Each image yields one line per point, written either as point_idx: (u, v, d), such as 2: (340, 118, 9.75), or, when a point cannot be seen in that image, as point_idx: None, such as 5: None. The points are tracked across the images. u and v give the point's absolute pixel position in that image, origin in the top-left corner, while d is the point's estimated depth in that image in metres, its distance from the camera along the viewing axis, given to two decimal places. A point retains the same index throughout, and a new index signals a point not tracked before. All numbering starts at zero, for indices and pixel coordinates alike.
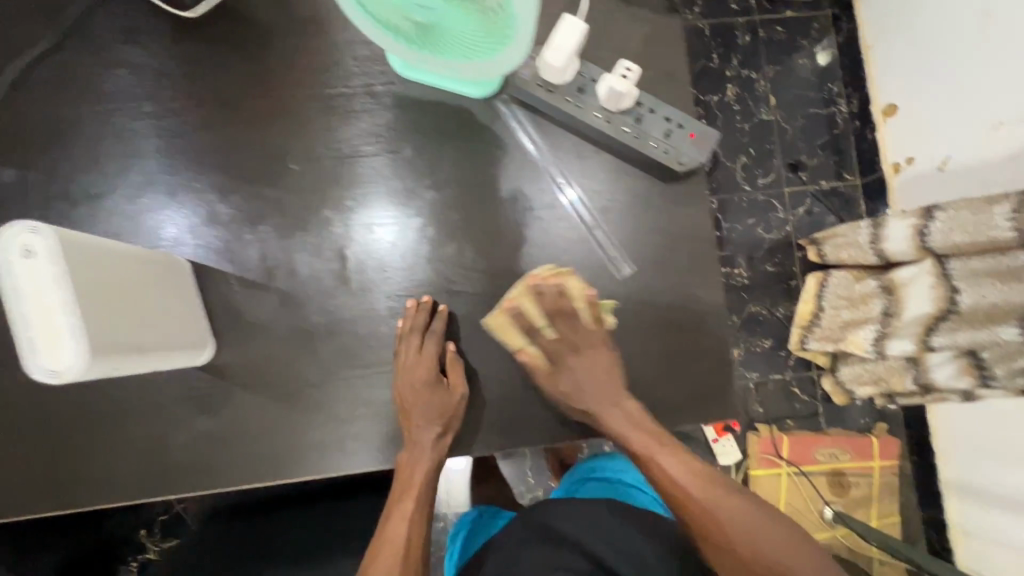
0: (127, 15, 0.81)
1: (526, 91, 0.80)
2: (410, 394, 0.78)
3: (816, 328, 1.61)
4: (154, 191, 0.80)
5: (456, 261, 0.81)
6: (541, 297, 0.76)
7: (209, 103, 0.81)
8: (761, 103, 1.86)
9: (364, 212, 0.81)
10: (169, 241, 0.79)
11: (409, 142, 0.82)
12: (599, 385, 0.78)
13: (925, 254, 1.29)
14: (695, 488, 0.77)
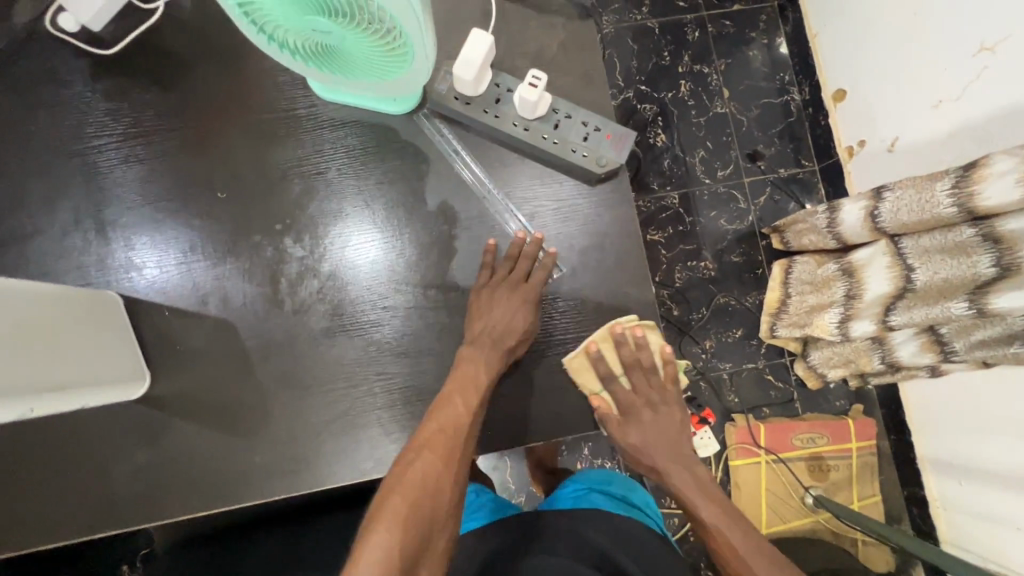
0: (46, 56, 0.81)
1: (445, 105, 0.81)
2: (492, 303, 0.79)
3: (784, 314, 1.63)
4: (86, 228, 0.80)
5: (388, 276, 0.81)
6: (622, 345, 0.82)
7: (135, 137, 0.81)
8: (716, 97, 1.88)
9: (348, 221, 0.82)
10: (102, 276, 0.79)
11: (345, 163, 0.83)
12: (663, 437, 0.87)
13: (878, 234, 1.30)
14: (737, 539, 0.80)
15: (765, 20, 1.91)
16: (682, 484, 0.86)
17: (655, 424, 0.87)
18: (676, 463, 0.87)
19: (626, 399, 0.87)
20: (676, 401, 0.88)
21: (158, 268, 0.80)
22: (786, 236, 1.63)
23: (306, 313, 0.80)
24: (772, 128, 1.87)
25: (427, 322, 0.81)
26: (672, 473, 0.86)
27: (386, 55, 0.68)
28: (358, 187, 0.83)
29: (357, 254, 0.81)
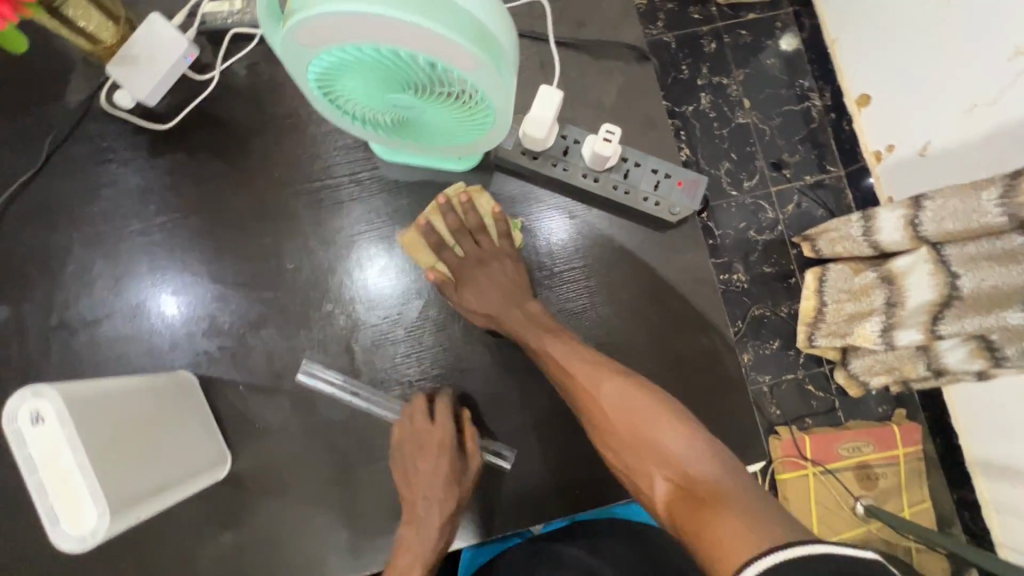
0: (104, 135, 0.80)
1: (512, 160, 0.81)
2: (415, 471, 0.73)
3: (821, 325, 1.34)
4: (155, 308, 0.79)
5: (462, 337, 0.80)
6: (449, 212, 0.77)
7: (199, 213, 0.80)
8: (737, 107, 1.63)
9: (353, 262, 0.81)
10: (175, 357, 0.78)
11: (401, 226, 0.82)
12: (502, 288, 0.76)
13: (919, 246, 1.07)
14: (702, 467, 0.58)
15: (780, 23, 1.66)
16: (561, 362, 0.70)
17: (495, 275, 0.77)
18: (511, 308, 0.75)
19: (455, 262, 0.77)
20: (510, 255, 0.78)
21: (229, 344, 0.78)
22: (818, 244, 1.33)
23: (382, 380, 0.79)
24: (795, 134, 1.62)
25: (508, 381, 0.80)
26: (506, 318, 0.75)
27: (462, 124, 0.65)
28: None
29: (422, 312, 0.80)
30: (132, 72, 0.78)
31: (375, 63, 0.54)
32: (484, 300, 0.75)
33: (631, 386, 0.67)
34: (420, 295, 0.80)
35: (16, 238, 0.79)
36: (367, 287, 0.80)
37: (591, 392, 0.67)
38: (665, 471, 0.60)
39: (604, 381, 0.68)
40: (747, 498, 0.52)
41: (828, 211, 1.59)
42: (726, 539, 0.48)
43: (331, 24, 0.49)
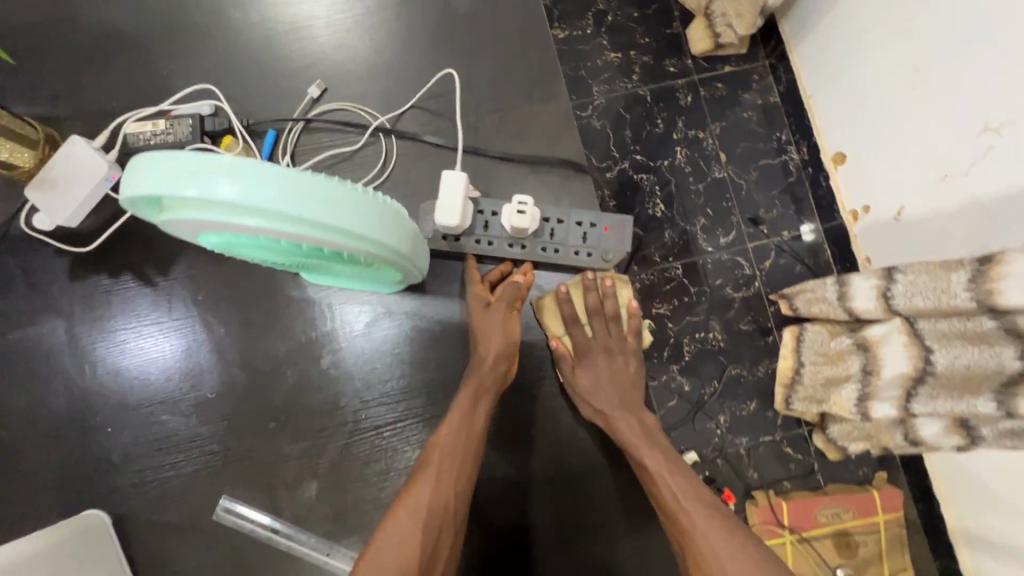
0: (22, 257, 0.78)
1: (434, 247, 0.78)
2: (483, 330, 0.74)
3: (798, 388, 0.94)
4: (71, 439, 0.76)
5: (392, 467, 0.77)
6: (593, 290, 0.80)
7: (135, 335, 0.78)
8: (713, 160, 1.06)
9: (298, 361, 0.79)
10: (90, 493, 0.75)
11: (344, 339, 0.79)
12: (619, 387, 0.77)
13: (890, 314, 0.74)
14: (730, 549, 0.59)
15: (758, 79, 1.09)
16: (672, 493, 0.67)
17: (613, 370, 0.78)
18: (626, 413, 0.75)
19: (583, 341, 0.79)
20: (635, 354, 0.80)
21: (143, 477, 0.76)
22: (796, 303, 0.91)
23: (306, 515, 0.76)
24: (775, 186, 1.06)
25: None
26: (619, 425, 0.75)
27: (377, 275, 0.63)
28: (353, 376, 0.78)
29: (351, 447, 0.77)
30: (48, 196, 0.75)
31: (258, 244, 0.51)
32: (600, 393, 0.77)
33: (723, 518, 0.62)
34: (352, 429, 0.77)
35: None
36: (303, 406, 0.78)
37: (686, 525, 0.63)
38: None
39: (698, 519, 0.63)
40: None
41: (806, 267, 1.04)
42: None
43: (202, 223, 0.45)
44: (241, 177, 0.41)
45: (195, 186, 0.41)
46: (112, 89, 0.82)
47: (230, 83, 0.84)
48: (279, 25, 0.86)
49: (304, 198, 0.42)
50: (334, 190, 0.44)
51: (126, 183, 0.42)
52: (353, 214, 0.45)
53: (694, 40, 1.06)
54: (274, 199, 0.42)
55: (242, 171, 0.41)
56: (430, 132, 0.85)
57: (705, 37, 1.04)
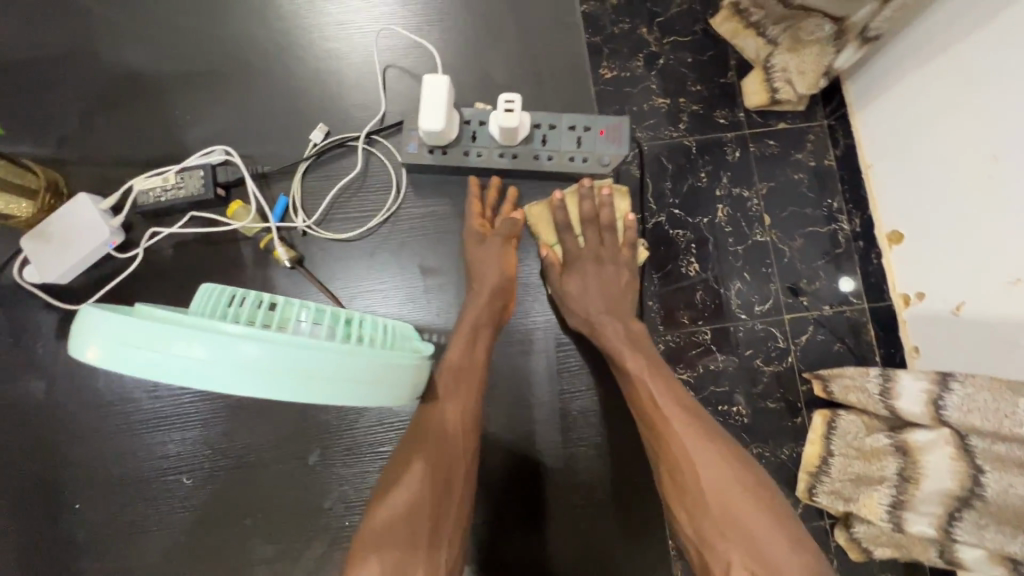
0: (14, 311, 0.74)
1: (422, 163, 0.73)
2: (478, 265, 0.70)
3: (823, 478, 0.76)
4: (38, 510, 0.71)
5: None
6: (586, 197, 0.75)
7: (125, 398, 0.73)
8: (756, 223, 0.89)
9: (283, 451, 0.72)
10: (55, 572, 0.70)
11: (335, 435, 0.72)
12: (607, 292, 0.73)
13: (941, 424, 0.65)
14: (715, 467, 0.59)
15: (814, 140, 0.90)
16: (653, 399, 0.65)
17: (601, 280, 0.74)
18: (612, 319, 0.71)
19: (572, 248, 0.75)
20: (628, 265, 0.75)
21: (110, 559, 0.70)
22: (829, 387, 0.77)
23: None
24: (818, 256, 0.88)
25: None
26: (606, 331, 0.71)
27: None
28: (343, 479, 0.71)
29: (331, 561, 0.70)
30: (45, 250, 0.71)
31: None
32: (587, 300, 0.73)
33: (702, 425, 0.62)
34: (334, 538, 0.70)
35: None
36: (284, 506, 0.71)
37: (668, 435, 0.62)
38: (700, 501, 0.58)
39: (681, 432, 0.62)
40: (742, 498, 0.57)
41: (847, 347, 0.86)
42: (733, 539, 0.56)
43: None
44: (213, 351, 0.37)
45: (155, 353, 0.37)
46: (124, 135, 0.78)
47: (246, 136, 0.78)
48: (303, 78, 0.80)
49: (279, 369, 0.38)
50: (310, 357, 0.39)
51: (79, 334, 0.38)
52: (329, 381, 0.40)
53: (749, 91, 0.89)
54: (241, 371, 0.38)
55: (210, 340, 0.37)
56: (450, 205, 0.77)
57: (762, 88, 0.86)
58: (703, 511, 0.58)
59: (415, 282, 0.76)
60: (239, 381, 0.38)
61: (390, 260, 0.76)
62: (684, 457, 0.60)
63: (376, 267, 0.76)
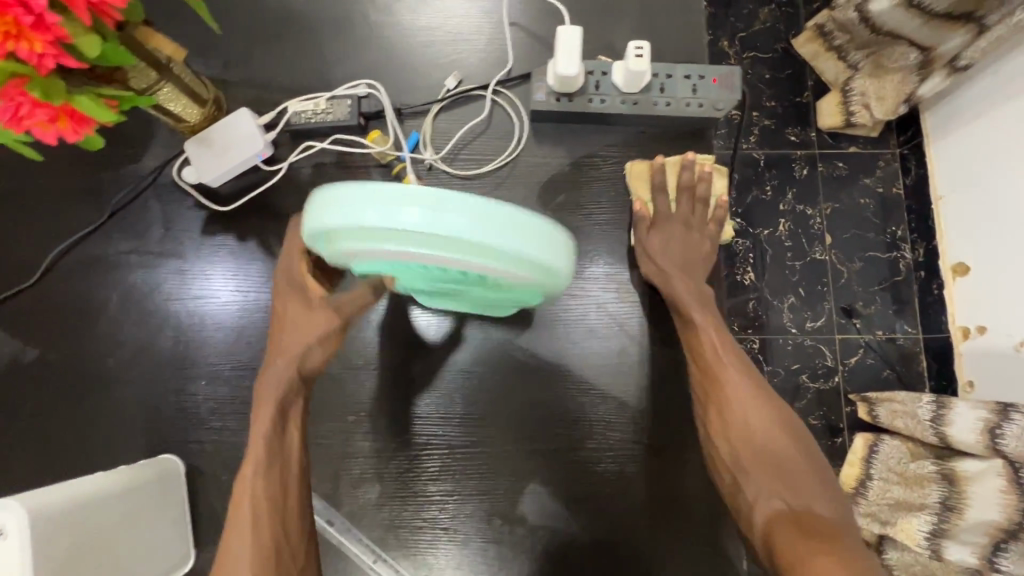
0: (167, 204, 0.83)
1: (548, 110, 0.80)
2: (293, 331, 0.65)
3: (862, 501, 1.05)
4: (165, 380, 0.80)
5: (452, 488, 0.76)
6: (688, 169, 0.78)
7: (245, 296, 0.82)
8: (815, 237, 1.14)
9: (385, 355, 0.79)
10: (172, 437, 0.78)
11: (434, 350, 0.79)
12: (687, 252, 0.77)
13: (993, 456, 0.91)
14: (770, 419, 0.65)
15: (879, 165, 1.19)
16: (711, 347, 0.70)
17: (680, 242, 0.78)
18: (685, 276, 0.75)
19: (665, 209, 0.79)
20: (712, 238, 0.79)
21: (222, 433, 0.78)
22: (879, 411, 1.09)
23: (363, 512, 0.75)
24: None
25: (488, 557, 0.75)
26: (676, 284, 0.74)
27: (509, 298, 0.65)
28: (436, 391, 0.78)
29: (419, 459, 0.76)
30: (206, 154, 0.80)
31: (412, 270, 0.54)
32: (667, 255, 0.76)
33: (756, 385, 0.68)
34: (425, 441, 0.77)
35: (62, 284, 0.81)
36: (383, 409, 0.77)
37: (721, 382, 0.68)
38: (756, 454, 0.64)
39: (740, 380, 0.68)
40: (785, 442, 0.64)
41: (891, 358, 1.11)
42: (781, 484, 0.62)
43: (369, 250, 0.49)
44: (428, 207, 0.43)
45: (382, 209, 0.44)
46: (279, 65, 0.87)
47: (385, 79, 0.86)
48: (439, 35, 0.87)
49: (487, 224, 0.44)
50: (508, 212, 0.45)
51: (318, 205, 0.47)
52: (524, 239, 0.46)
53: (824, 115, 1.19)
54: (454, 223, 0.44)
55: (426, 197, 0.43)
56: (564, 158, 0.83)
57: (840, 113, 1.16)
58: (753, 454, 0.64)
59: None
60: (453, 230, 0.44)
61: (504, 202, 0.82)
62: (740, 406, 0.66)
63: None
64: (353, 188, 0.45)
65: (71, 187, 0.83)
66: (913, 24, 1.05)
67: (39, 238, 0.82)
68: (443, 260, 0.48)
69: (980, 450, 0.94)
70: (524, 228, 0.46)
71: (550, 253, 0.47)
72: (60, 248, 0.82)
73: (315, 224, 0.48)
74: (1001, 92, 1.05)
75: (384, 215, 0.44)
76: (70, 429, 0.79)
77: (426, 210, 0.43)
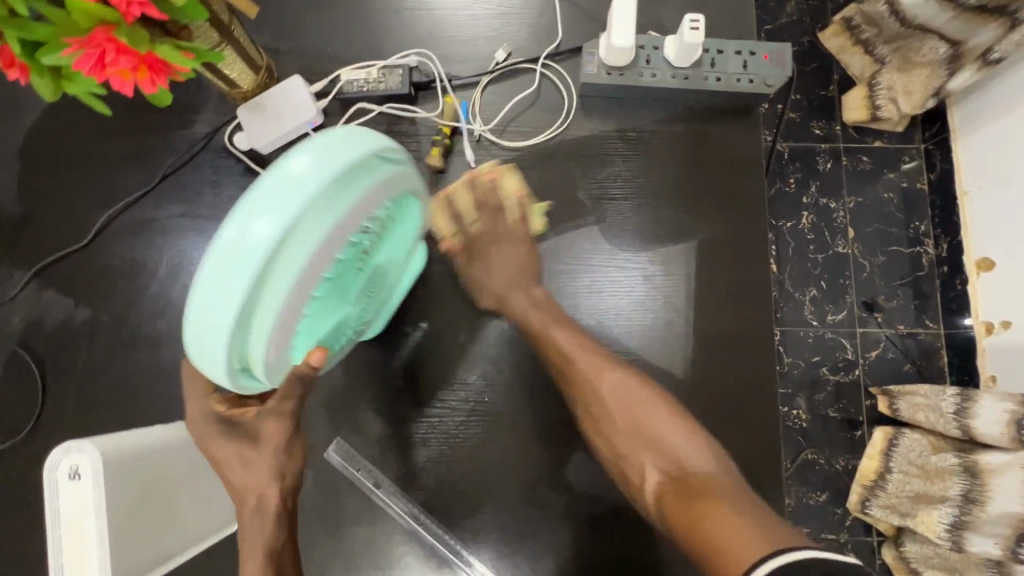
0: (215, 169, 0.84)
1: (597, 83, 0.81)
2: (243, 473, 0.60)
3: (880, 494, 1.06)
4: None
5: (497, 454, 0.77)
6: (474, 187, 0.73)
7: None
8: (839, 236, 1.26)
9: (428, 321, 0.80)
10: None
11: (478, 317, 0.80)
12: (517, 256, 0.75)
13: (1018, 447, 0.89)
14: (634, 410, 0.68)
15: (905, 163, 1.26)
16: (566, 352, 0.72)
17: (509, 253, 0.75)
18: (517, 288, 0.74)
19: (484, 232, 0.75)
20: (524, 239, 0.76)
21: None
22: (899, 404, 1.08)
23: (408, 475, 0.76)
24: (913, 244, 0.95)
25: (532, 525, 0.75)
26: (510, 294, 0.74)
27: (394, 237, 0.65)
28: (476, 357, 0.79)
29: (461, 420, 0.77)
30: (258, 119, 0.81)
31: (325, 291, 0.54)
32: (496, 269, 0.75)
33: (622, 380, 0.70)
34: (466, 403, 0.78)
35: (112, 246, 0.82)
36: (429, 375, 0.78)
37: (587, 389, 0.70)
38: (655, 460, 0.65)
39: (606, 375, 0.70)
40: (671, 429, 0.66)
41: (913, 365, 1.20)
42: (678, 481, 0.62)
43: (280, 321, 0.49)
44: (239, 256, 0.42)
45: (223, 300, 0.43)
46: (329, 35, 0.88)
47: (434, 51, 0.87)
48: (487, 9, 0.88)
49: (283, 199, 0.43)
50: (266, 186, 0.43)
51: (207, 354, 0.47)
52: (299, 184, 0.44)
53: (850, 106, 1.23)
54: (268, 226, 0.42)
55: (233, 251, 0.42)
56: (610, 132, 0.84)
57: (863, 105, 1.21)
58: (650, 453, 0.65)
59: (569, 199, 0.82)
60: (273, 228, 0.42)
61: (550, 174, 0.83)
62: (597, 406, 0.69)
63: (536, 180, 0.83)
64: (195, 301, 0.44)
65: (122, 151, 0.84)
66: (943, 18, 1.03)
67: (90, 200, 0.83)
68: (319, 247, 0.48)
69: (1005, 443, 0.91)
70: (298, 169, 0.44)
71: (342, 155, 0.46)
72: (110, 210, 0.83)
73: (229, 362, 0.49)
74: (1012, 96, 1.06)
75: (235, 278, 0.43)
76: (118, 389, 0.79)
77: (252, 228, 0.42)
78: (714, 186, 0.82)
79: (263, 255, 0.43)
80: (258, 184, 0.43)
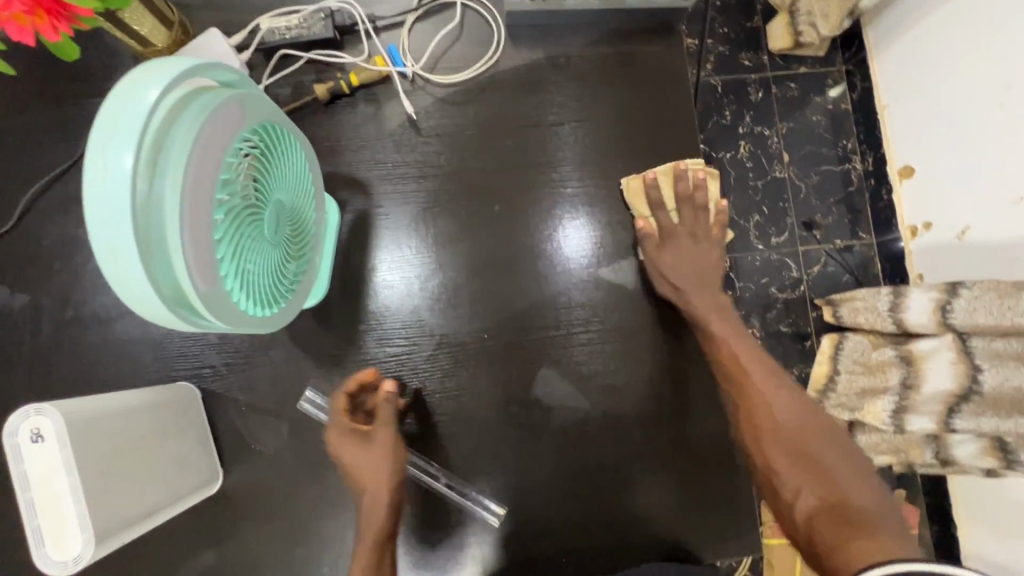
0: None
1: (523, 10, 0.82)
2: (360, 466, 0.71)
3: (831, 394, 1.00)
4: None
5: (468, 380, 0.79)
6: (682, 179, 0.81)
7: None
8: (774, 160, 1.27)
9: (385, 262, 0.81)
10: (180, 366, 0.78)
11: (436, 253, 0.82)
12: (696, 263, 0.80)
13: (944, 331, 0.85)
14: (807, 435, 0.66)
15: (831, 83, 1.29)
16: (735, 357, 0.74)
17: (687, 252, 0.80)
18: (700, 290, 0.78)
19: (671, 224, 0.81)
20: (718, 244, 0.82)
21: (231, 359, 0.78)
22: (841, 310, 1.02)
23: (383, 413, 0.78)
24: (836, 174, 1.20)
25: (507, 442, 0.79)
26: (690, 303, 0.78)
27: (297, 169, 0.63)
28: (438, 292, 0.81)
29: (429, 354, 0.80)
30: None
31: (244, 227, 0.52)
32: (679, 270, 0.78)
33: (801, 402, 0.69)
34: (431, 336, 0.80)
35: (42, 227, 0.79)
36: (391, 316, 0.80)
37: (751, 394, 0.71)
38: (820, 491, 0.60)
39: (778, 391, 0.70)
40: (812, 437, 0.66)
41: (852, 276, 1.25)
42: (823, 518, 0.57)
43: (203, 254, 0.47)
44: (106, 179, 0.41)
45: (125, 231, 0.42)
46: None
47: None
48: None
49: (124, 123, 0.42)
50: (107, 118, 0.43)
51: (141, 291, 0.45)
52: (130, 101, 0.43)
53: (776, 36, 1.25)
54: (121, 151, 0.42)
55: (103, 181, 0.41)
56: (543, 60, 0.85)
57: (786, 33, 1.23)
58: (797, 467, 0.63)
59: (510, 130, 0.84)
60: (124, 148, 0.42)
61: (488, 107, 0.84)
62: (776, 423, 0.67)
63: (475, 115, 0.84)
64: (98, 241, 0.42)
65: (35, 127, 0.80)
66: None
67: (8, 181, 0.79)
68: (200, 163, 0.46)
69: (933, 329, 0.86)
70: (135, 89, 0.43)
71: (168, 68, 0.46)
72: (31, 189, 0.79)
73: (174, 309, 0.47)
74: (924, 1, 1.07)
75: (118, 211, 0.42)
76: (71, 371, 0.77)
77: (110, 159, 0.42)
78: (645, 103, 0.85)
79: (132, 179, 0.42)
80: (99, 122, 0.43)
